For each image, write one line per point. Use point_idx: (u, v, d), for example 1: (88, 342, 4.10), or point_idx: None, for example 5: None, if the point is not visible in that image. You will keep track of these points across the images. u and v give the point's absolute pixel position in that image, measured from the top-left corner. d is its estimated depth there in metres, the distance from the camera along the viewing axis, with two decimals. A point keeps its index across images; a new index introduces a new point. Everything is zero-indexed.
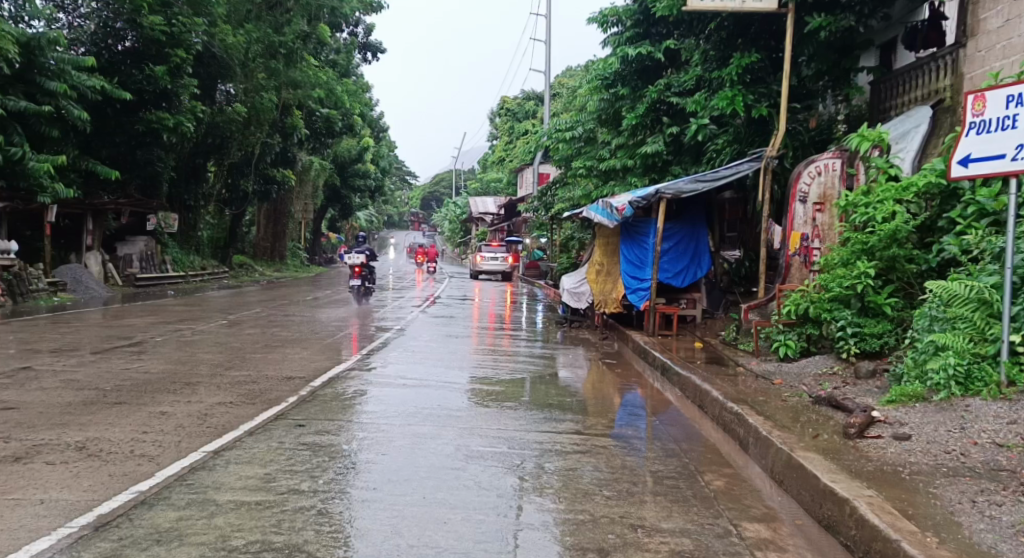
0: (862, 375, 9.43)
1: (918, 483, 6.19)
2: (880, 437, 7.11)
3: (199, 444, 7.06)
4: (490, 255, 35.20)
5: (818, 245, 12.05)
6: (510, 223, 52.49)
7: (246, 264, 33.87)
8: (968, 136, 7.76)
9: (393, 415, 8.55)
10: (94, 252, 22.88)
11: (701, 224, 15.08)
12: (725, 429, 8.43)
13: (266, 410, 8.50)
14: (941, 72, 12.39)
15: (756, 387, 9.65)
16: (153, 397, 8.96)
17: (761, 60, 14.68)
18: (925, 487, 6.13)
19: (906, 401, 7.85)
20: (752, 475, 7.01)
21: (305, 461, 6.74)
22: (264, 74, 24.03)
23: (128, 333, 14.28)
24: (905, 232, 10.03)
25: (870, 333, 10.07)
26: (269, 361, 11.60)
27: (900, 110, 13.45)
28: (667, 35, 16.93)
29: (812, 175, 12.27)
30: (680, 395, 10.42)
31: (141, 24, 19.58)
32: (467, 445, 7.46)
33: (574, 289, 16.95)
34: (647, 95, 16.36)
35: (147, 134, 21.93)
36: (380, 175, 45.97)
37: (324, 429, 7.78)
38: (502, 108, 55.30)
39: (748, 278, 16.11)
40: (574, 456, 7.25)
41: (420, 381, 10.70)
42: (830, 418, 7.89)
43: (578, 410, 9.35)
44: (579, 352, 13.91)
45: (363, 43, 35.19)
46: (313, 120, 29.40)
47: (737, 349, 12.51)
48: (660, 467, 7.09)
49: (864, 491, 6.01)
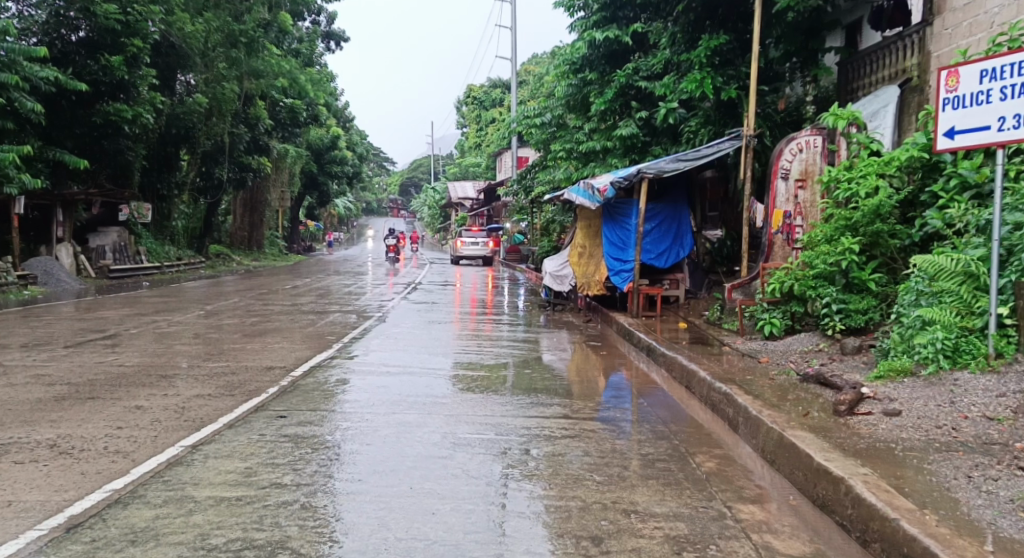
0: (848, 351, 9.35)
1: (911, 459, 6.11)
2: (870, 414, 7.00)
3: (176, 439, 6.88)
4: (471, 240, 35.01)
5: (801, 223, 12.07)
6: (490, 207, 52.21)
7: (222, 255, 33.52)
8: (945, 111, 7.66)
9: (376, 404, 8.41)
10: (66, 245, 22.50)
11: (682, 204, 14.98)
12: (712, 409, 8.35)
13: (246, 402, 8.34)
14: (908, 51, 12.54)
15: (743, 366, 9.57)
16: (128, 391, 8.77)
17: (729, 41, 14.89)
18: (919, 463, 6.05)
19: (894, 376, 7.73)
20: (743, 455, 6.92)
21: (287, 453, 6.59)
22: (224, 64, 23.94)
23: (101, 326, 14.03)
24: (888, 207, 9.97)
25: (856, 309, 10.00)
26: (248, 352, 11.42)
27: (867, 90, 13.69)
28: (634, 18, 16.89)
29: (793, 152, 11.98)
30: (666, 377, 10.33)
31: (95, 13, 19.25)
32: (453, 433, 7.33)
33: (556, 272, 16.86)
34: (616, 80, 16.46)
35: (108, 126, 21.56)
36: (357, 161, 45.69)
37: (306, 420, 7.62)
38: (470, 97, 58.10)
39: (730, 258, 15.83)
40: (564, 441, 7.13)
41: (404, 368, 10.56)
42: (818, 396, 7.80)
43: (565, 394, 9.24)
44: (563, 335, 13.81)
45: (326, 32, 35.05)
46: (278, 111, 30.95)
47: (722, 328, 12.44)
48: (651, 449, 6.99)
49: (859, 469, 5.92)
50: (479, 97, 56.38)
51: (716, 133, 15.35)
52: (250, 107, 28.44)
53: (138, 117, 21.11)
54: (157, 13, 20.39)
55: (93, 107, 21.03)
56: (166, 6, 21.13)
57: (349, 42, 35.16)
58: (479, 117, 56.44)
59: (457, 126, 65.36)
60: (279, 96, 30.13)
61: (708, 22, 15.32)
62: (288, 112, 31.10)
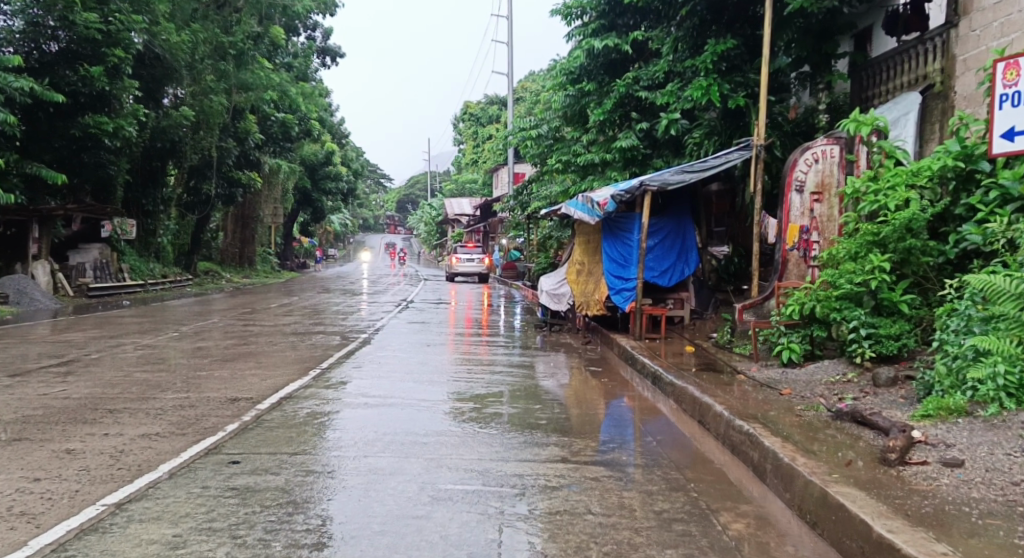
0: (882, 383, 8.32)
1: (999, 531, 5.13)
2: (926, 464, 5.96)
3: (99, 494, 6.12)
4: (466, 256, 33.87)
5: (818, 238, 11.03)
6: (487, 223, 51.21)
7: (211, 272, 32.41)
8: (1002, 109, 6.58)
9: (349, 445, 7.35)
10: (42, 262, 21.42)
11: (687, 218, 13.97)
12: (732, 451, 7.27)
13: (198, 443, 7.33)
14: (929, 55, 11.52)
15: (761, 398, 8.54)
16: (63, 430, 7.74)
17: (737, 46, 13.85)
18: (1007, 537, 5.08)
19: (945, 416, 6.71)
20: (773, 512, 5.91)
21: (228, 515, 5.81)
22: (212, 76, 22.96)
23: (61, 350, 12.88)
24: (921, 221, 8.95)
25: (887, 334, 8.99)
26: (214, 380, 10.34)
27: (884, 97, 12.68)
28: (634, 26, 15.94)
29: (808, 162, 10.98)
30: (674, 407, 9.29)
31: (75, 22, 18.19)
32: (433, 483, 6.33)
33: (553, 290, 15.78)
34: (615, 90, 15.50)
35: (88, 139, 20.43)
36: (352, 176, 44.63)
37: (261, 468, 6.66)
38: (466, 113, 57.45)
39: (736, 276, 14.90)
40: (562, 494, 6.12)
41: (385, 398, 9.46)
42: (858, 438, 6.76)
43: (562, 428, 8.19)
44: (560, 359, 12.79)
45: (321, 47, 34.17)
46: (269, 125, 29.87)
47: (733, 353, 11.36)
48: (666, 505, 5.99)
49: (938, 548, 4.97)
50: (476, 113, 55.65)
51: (723, 144, 14.32)
52: (239, 121, 27.27)
53: (120, 130, 19.96)
54: (140, 22, 19.37)
55: (73, 120, 19.89)
56: (151, 15, 19.99)
57: (344, 57, 34.26)
58: (476, 133, 55.81)
59: (454, 142, 64.39)
60: (270, 110, 29.16)
61: (714, 26, 14.24)
62: (279, 127, 29.86)
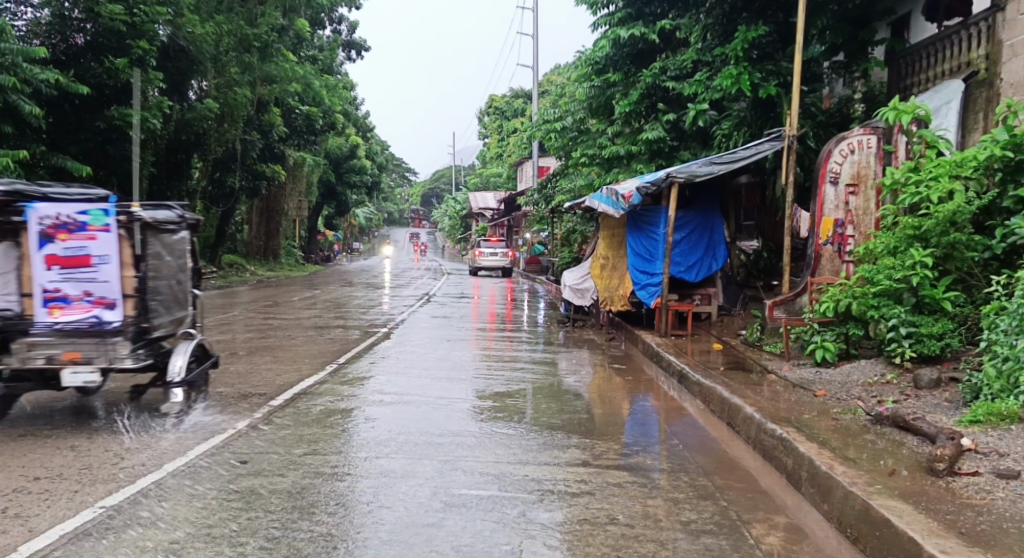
0: (924, 385, 7.88)
1: None
2: (977, 475, 5.54)
3: (98, 496, 5.82)
4: (489, 250, 33.49)
5: (853, 232, 10.56)
6: (511, 217, 50.81)
7: (235, 265, 32.21)
8: None
9: (361, 445, 7.00)
10: None
11: (715, 212, 13.53)
12: (764, 456, 6.84)
13: (205, 441, 7.02)
14: (973, 41, 11.02)
15: (796, 399, 8.10)
16: (70, 427, 7.44)
17: (769, 33, 13.37)
18: None
19: (994, 421, 6.39)
20: (810, 526, 5.50)
21: (230, 520, 5.48)
22: (237, 68, 22.65)
23: None
24: (965, 214, 8.48)
25: (929, 333, 8.54)
26: (229, 375, 10.03)
27: (922, 85, 12.17)
28: (662, 15, 15.49)
29: (843, 153, 10.52)
30: (702, 407, 8.88)
31: (100, 13, 17.86)
32: (446, 487, 5.98)
33: (577, 285, 15.40)
34: (641, 80, 15.05)
35: (113, 131, 20.16)
36: (377, 170, 44.33)
37: (269, 469, 6.33)
38: (491, 107, 57.11)
39: (766, 271, 14.54)
40: (582, 502, 5.74)
41: (401, 396, 9.09)
42: (901, 445, 6.33)
43: (584, 429, 7.80)
44: (584, 355, 12.41)
45: (346, 41, 33.93)
46: (293, 118, 29.51)
47: (762, 352, 10.95)
48: (693, 516, 5.59)
49: None
50: (501, 106, 55.29)
51: (753, 135, 13.86)
52: (264, 114, 27.05)
53: (145, 122, 19.64)
54: (164, 13, 19.00)
55: (99, 112, 19.62)
56: (175, 6, 19.60)
57: (369, 50, 33.98)
58: (500, 128, 55.50)
59: (478, 136, 64.03)
60: (294, 102, 28.86)
61: (745, 13, 13.75)
62: (304, 120, 29.53)
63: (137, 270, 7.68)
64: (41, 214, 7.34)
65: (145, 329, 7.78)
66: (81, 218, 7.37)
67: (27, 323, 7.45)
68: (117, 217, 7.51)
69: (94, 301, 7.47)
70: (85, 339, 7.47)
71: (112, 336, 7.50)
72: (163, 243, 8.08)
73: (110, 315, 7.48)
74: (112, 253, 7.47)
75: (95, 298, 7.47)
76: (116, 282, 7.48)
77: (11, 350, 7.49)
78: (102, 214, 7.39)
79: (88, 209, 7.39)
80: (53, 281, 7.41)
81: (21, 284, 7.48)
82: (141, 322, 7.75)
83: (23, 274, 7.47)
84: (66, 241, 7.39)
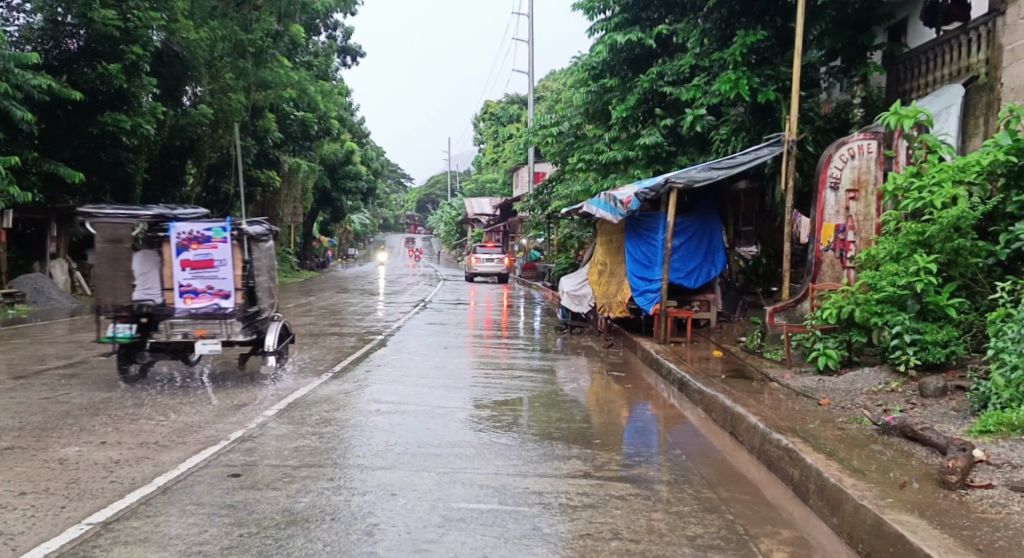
0: (930, 393, 7.75)
1: None
2: (991, 487, 5.43)
3: (86, 511, 5.67)
4: (486, 256, 33.33)
5: (854, 238, 10.43)
6: (507, 223, 50.61)
7: None
8: None
9: (357, 457, 6.85)
10: (60, 261, 21.02)
11: (714, 217, 13.41)
12: (769, 467, 6.71)
13: (197, 453, 6.86)
14: (973, 46, 10.89)
15: (799, 408, 7.96)
16: (58, 438, 7.28)
17: (768, 37, 13.26)
18: None
19: (1004, 431, 6.27)
20: (821, 540, 5.38)
21: (223, 537, 5.33)
22: (232, 74, 22.48)
23: (69, 351, 12.43)
24: (969, 219, 8.37)
25: (934, 341, 8.40)
26: (222, 384, 9.87)
27: (920, 91, 12.04)
28: (659, 20, 15.38)
29: (843, 158, 10.40)
30: (703, 415, 8.74)
31: (93, 19, 17.66)
32: (445, 501, 5.84)
33: (574, 291, 15.25)
34: (639, 85, 14.94)
35: (107, 138, 19.99)
36: (372, 176, 44.15)
37: (262, 482, 6.18)
38: (487, 113, 56.96)
39: (766, 277, 14.41)
40: (585, 516, 5.61)
41: (398, 406, 8.94)
42: (911, 456, 6.19)
43: (584, 439, 7.64)
44: (582, 362, 12.26)
45: (341, 47, 33.79)
46: (288, 124, 29.31)
47: (763, 359, 10.80)
48: (699, 530, 5.46)
49: None
50: (497, 112, 55.13)
51: (752, 141, 13.73)
52: (259, 119, 26.88)
53: (138, 128, 19.44)
54: (158, 19, 18.81)
55: (92, 118, 19.43)
56: (169, 12, 19.45)
57: (364, 56, 33.84)
58: (496, 134, 55.33)
59: (474, 142, 63.85)
60: (289, 108, 28.64)
61: (744, 18, 13.67)
62: (299, 126, 29.36)
63: (246, 271, 10.01)
64: (179, 230, 9.75)
65: (252, 313, 10.06)
66: (208, 232, 9.77)
67: (168, 308, 9.79)
68: (232, 231, 9.87)
69: (216, 292, 9.80)
70: (209, 320, 9.76)
71: (230, 318, 9.77)
72: (260, 252, 10.26)
73: (226, 302, 9.80)
74: (229, 257, 9.80)
75: (216, 290, 9.80)
76: (231, 278, 9.81)
77: (156, 329, 9.81)
78: (222, 230, 9.76)
79: (212, 226, 9.77)
80: (186, 279, 9.77)
81: (163, 282, 9.86)
82: (248, 309, 10.05)
83: (163, 274, 9.84)
84: (196, 250, 9.77)
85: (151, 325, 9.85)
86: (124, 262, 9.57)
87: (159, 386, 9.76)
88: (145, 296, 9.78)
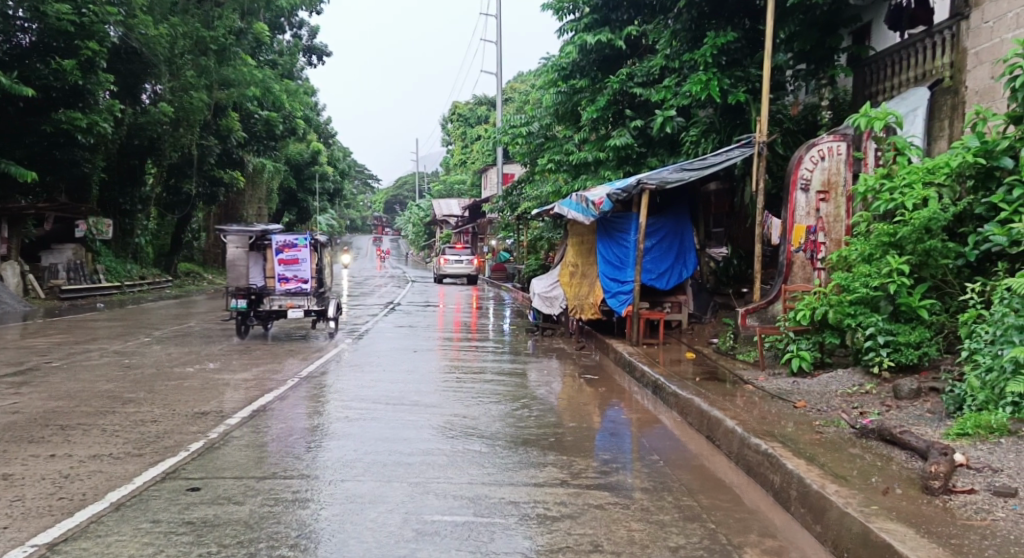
0: (904, 395, 7.73)
1: None
2: (973, 493, 5.43)
3: (33, 532, 5.48)
4: (454, 257, 33.11)
5: (825, 239, 10.40)
6: (475, 224, 50.35)
7: (192, 274, 31.55)
8: None
9: (325, 467, 6.68)
10: (12, 263, 20.53)
11: (686, 218, 13.37)
12: (747, 472, 6.64)
13: (158, 465, 6.67)
14: (938, 49, 10.92)
15: (774, 411, 7.90)
16: (7, 451, 7.04)
17: (737, 39, 13.21)
18: None
19: (983, 434, 6.26)
20: (804, 549, 5.36)
21: None
22: (193, 72, 22.11)
23: (23, 357, 12.13)
24: (940, 221, 8.36)
25: (907, 342, 8.38)
26: (183, 391, 9.63)
27: (887, 93, 12.06)
28: (629, 21, 15.29)
29: (814, 159, 10.35)
30: (677, 418, 8.66)
31: (46, 14, 17.21)
32: (418, 513, 5.71)
33: (546, 293, 15.12)
34: (608, 86, 14.85)
35: (61, 136, 19.57)
36: (339, 176, 43.75)
37: (224, 496, 6.00)
38: (455, 113, 56.67)
39: (737, 278, 14.44)
40: (563, 527, 5.52)
41: (366, 411, 8.76)
42: (890, 460, 6.16)
43: (558, 444, 7.52)
44: (553, 365, 12.15)
45: (307, 46, 33.41)
46: (252, 123, 28.50)
47: (736, 361, 10.74)
48: (681, 541, 5.41)
49: None
50: (465, 113, 54.86)
51: (722, 142, 13.68)
52: (222, 118, 25.86)
53: (94, 126, 19.06)
54: (115, 14, 18.45)
55: (46, 115, 19.02)
56: (126, 8, 19.10)
57: (330, 56, 33.49)
58: (464, 134, 55.05)
59: (442, 142, 63.53)
60: (254, 107, 27.83)
61: (714, 20, 13.59)
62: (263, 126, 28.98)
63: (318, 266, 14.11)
64: (277, 238, 13.69)
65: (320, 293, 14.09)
66: (296, 240, 13.72)
67: (268, 289, 13.81)
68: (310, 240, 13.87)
69: (298, 279, 13.80)
70: (295, 296, 13.82)
71: (309, 294, 13.82)
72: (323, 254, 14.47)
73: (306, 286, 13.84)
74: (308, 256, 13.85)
75: (299, 278, 13.81)
76: (309, 270, 13.86)
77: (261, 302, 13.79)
78: (304, 239, 13.71)
79: (297, 237, 13.76)
80: (280, 271, 13.81)
81: (264, 273, 14.04)
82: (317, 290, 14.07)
83: (266, 266, 14.05)
84: (287, 253, 13.76)
85: (255, 299, 13.77)
86: (242, 259, 13.73)
87: (125, 390, 9.61)
88: (251, 282, 13.95)
